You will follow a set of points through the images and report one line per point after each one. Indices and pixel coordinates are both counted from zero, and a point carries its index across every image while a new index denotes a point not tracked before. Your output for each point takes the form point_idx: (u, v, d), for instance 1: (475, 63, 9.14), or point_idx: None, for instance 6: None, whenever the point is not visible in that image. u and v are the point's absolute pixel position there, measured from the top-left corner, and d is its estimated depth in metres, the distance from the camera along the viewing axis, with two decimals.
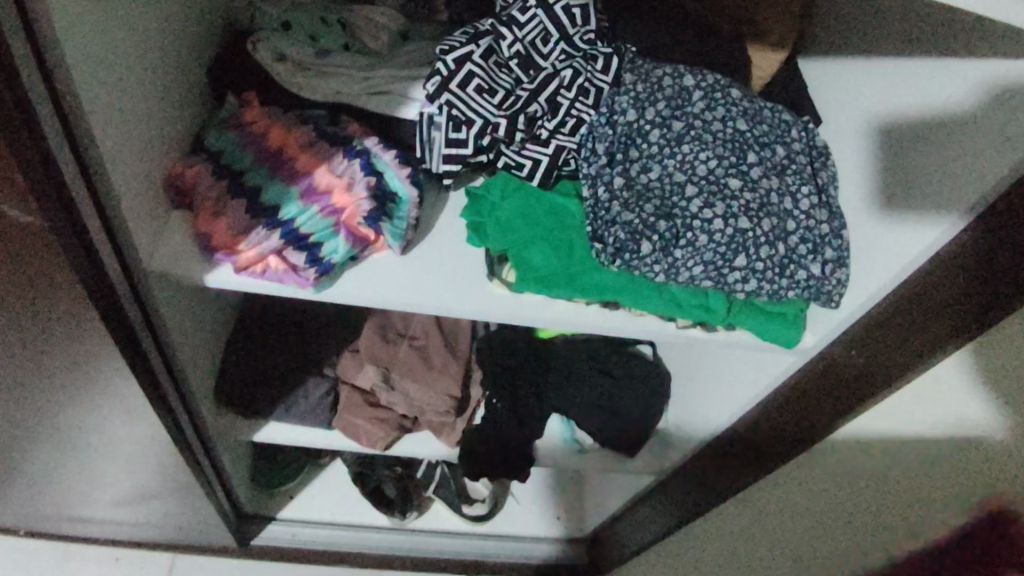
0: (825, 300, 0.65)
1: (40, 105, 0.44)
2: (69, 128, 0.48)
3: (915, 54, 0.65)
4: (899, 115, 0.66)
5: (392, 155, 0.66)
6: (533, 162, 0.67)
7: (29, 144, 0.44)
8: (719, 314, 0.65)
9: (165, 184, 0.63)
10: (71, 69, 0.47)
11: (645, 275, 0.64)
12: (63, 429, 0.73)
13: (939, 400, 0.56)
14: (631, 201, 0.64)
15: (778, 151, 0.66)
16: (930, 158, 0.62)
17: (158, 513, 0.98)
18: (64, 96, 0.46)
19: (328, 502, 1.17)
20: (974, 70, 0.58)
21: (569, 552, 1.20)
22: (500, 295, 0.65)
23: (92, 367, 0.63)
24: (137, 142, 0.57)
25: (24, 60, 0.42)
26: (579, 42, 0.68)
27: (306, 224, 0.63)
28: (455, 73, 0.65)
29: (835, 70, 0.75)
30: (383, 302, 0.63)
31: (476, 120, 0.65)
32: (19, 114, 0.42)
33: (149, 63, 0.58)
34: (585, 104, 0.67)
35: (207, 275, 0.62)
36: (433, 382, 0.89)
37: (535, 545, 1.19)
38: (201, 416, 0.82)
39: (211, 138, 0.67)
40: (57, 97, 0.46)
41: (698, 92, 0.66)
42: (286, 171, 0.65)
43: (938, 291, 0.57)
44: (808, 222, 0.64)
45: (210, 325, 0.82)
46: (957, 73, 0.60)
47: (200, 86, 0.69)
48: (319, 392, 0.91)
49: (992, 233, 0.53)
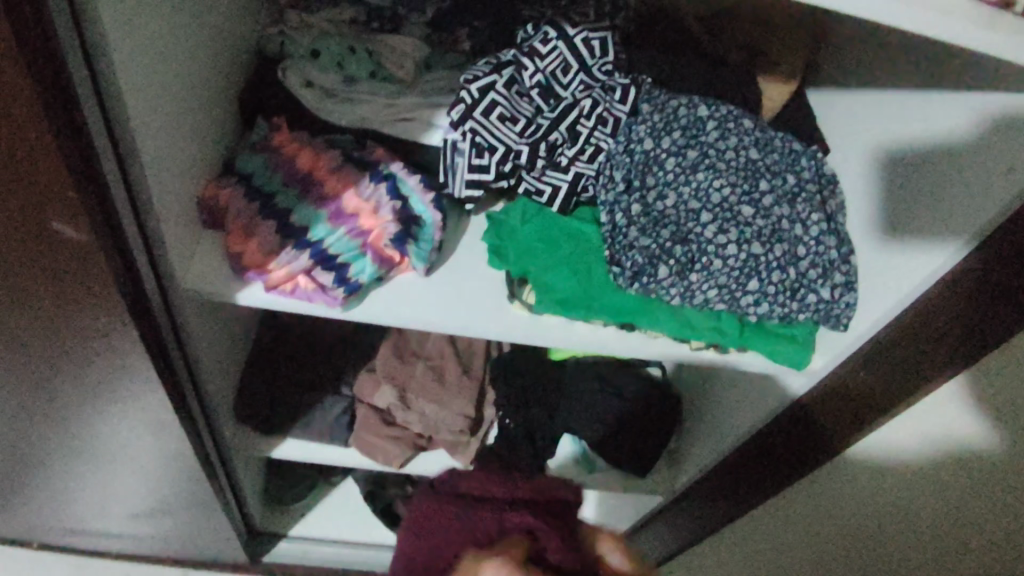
0: (835, 322, 0.67)
1: (95, 127, 0.47)
2: (118, 148, 0.50)
3: (929, 86, 0.67)
4: (911, 146, 0.68)
5: (418, 179, 0.68)
6: (553, 188, 0.69)
7: (84, 169, 0.47)
8: (730, 336, 0.67)
9: (199, 205, 0.66)
10: (123, 94, 0.49)
11: (662, 298, 0.66)
12: (89, 440, 0.75)
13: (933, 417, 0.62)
14: (649, 227, 0.66)
15: (789, 180, 0.68)
16: (937, 187, 0.64)
17: (172, 526, 0.99)
18: (115, 118, 0.49)
19: (339, 519, 1.19)
20: (980, 106, 0.61)
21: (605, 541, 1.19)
22: (521, 318, 0.68)
23: (124, 381, 0.65)
24: (175, 162, 0.60)
25: (78, 73, 0.44)
26: (597, 73, 0.71)
27: (334, 245, 0.65)
28: (479, 101, 0.68)
29: (850, 104, 0.77)
30: (407, 322, 0.65)
31: (499, 146, 0.68)
32: (70, 127, 0.44)
33: (187, 87, 0.61)
34: (604, 132, 0.69)
35: (239, 293, 0.64)
36: (450, 403, 0.91)
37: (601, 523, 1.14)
38: (220, 430, 0.84)
39: (240, 161, 0.70)
40: (109, 119, 0.48)
41: (712, 121, 0.68)
42: (315, 195, 0.68)
43: (954, 316, 0.59)
44: (819, 248, 0.66)
45: (232, 341, 0.84)
46: (963, 107, 0.62)
47: (231, 111, 0.72)
48: (337, 410, 0.92)
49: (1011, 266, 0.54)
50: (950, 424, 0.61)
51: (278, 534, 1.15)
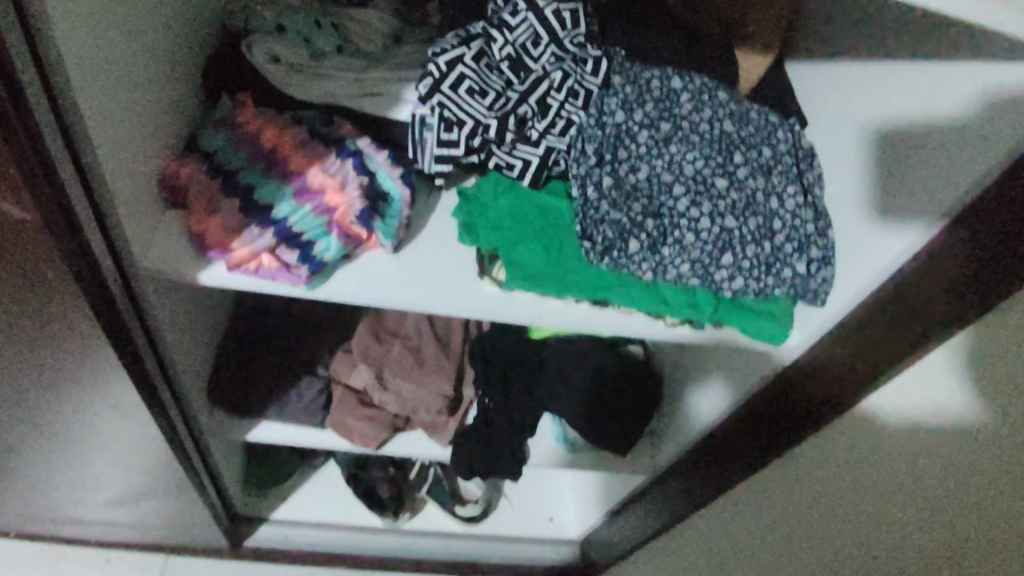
0: (811, 298, 0.66)
1: (38, 106, 0.45)
2: (66, 129, 0.48)
3: (920, 56, 0.64)
4: (891, 122, 0.67)
5: (385, 155, 0.67)
6: (523, 162, 0.67)
7: (29, 147, 0.45)
8: (705, 312, 0.66)
9: (158, 182, 0.64)
10: (68, 73, 0.47)
11: (634, 274, 0.65)
12: (57, 424, 0.74)
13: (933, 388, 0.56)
14: (620, 200, 0.65)
15: (764, 152, 0.67)
16: (920, 165, 0.62)
17: (149, 511, 0.98)
18: (61, 96, 0.47)
19: (321, 504, 1.17)
20: (976, 83, 0.58)
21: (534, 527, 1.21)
22: (491, 294, 0.67)
23: (86, 363, 0.64)
24: (132, 137, 0.58)
25: (17, 43, 0.42)
26: (570, 45, 0.68)
27: (299, 222, 0.64)
28: (447, 74, 0.66)
29: (832, 74, 0.74)
30: (372, 301, 0.64)
31: (467, 120, 0.66)
32: (9, 98, 0.42)
33: (144, 61, 0.59)
34: (576, 105, 0.66)
35: (201, 273, 0.63)
36: (427, 383, 0.90)
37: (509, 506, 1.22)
38: (193, 415, 0.83)
39: (202, 137, 0.68)
40: (55, 98, 0.46)
41: (686, 93, 0.67)
42: (280, 170, 0.67)
43: (940, 279, 0.56)
44: (794, 221, 0.66)
45: (202, 324, 0.83)
46: (956, 83, 0.59)
47: (194, 87, 0.70)
48: (313, 391, 0.91)
49: (991, 235, 0.52)
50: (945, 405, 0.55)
51: (258, 518, 1.14)
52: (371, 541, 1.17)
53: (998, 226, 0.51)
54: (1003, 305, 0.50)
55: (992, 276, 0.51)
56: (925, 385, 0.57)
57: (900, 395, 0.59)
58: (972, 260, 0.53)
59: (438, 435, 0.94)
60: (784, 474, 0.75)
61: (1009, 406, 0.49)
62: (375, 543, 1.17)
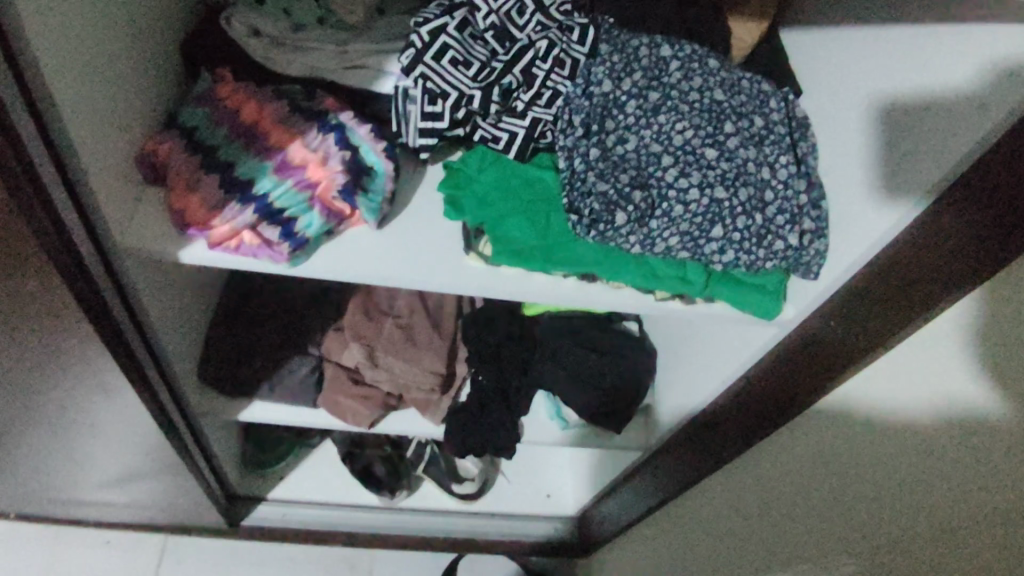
0: (804, 271, 0.66)
1: (9, 93, 0.44)
2: (38, 114, 0.47)
3: (916, 24, 0.61)
4: (890, 91, 0.63)
5: (369, 129, 0.66)
6: (510, 134, 0.66)
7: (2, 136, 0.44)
8: (696, 286, 0.66)
9: (137, 160, 0.63)
10: (38, 57, 0.46)
11: (620, 246, 0.64)
12: (47, 407, 0.73)
13: (935, 361, 0.55)
14: (607, 171, 0.63)
15: (756, 122, 0.65)
16: (918, 138, 0.59)
17: (145, 492, 0.99)
18: (32, 82, 0.46)
19: (317, 482, 1.17)
20: (975, 54, 0.55)
21: (535, 505, 1.21)
22: (476, 269, 0.66)
23: (67, 344, 0.63)
24: (109, 116, 0.57)
25: None
26: (555, 14, 0.67)
27: (280, 199, 0.63)
28: (429, 45, 0.65)
29: (829, 43, 0.72)
30: (359, 276, 0.63)
31: (451, 92, 0.65)
32: None
33: (119, 38, 0.58)
34: (562, 75, 0.66)
35: (182, 251, 0.62)
36: (421, 361, 0.90)
37: (506, 483, 1.21)
38: (183, 397, 0.82)
39: (183, 115, 0.67)
40: (25, 84, 0.45)
41: (675, 61, 0.65)
42: (260, 146, 0.65)
43: (932, 251, 0.56)
44: (787, 191, 0.64)
45: (189, 305, 0.82)
46: (961, 53, 0.56)
47: (173, 63, 0.69)
48: (304, 370, 0.90)
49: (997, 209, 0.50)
50: (943, 379, 0.54)
51: (256, 497, 1.14)
52: (369, 519, 1.17)
53: (999, 192, 0.50)
54: (1002, 271, 0.49)
55: (989, 246, 0.50)
56: (927, 358, 0.56)
57: (901, 369, 0.59)
58: (973, 227, 0.52)
59: (432, 412, 0.94)
60: (778, 447, 0.74)
61: (1007, 376, 0.48)
62: (373, 521, 1.18)
